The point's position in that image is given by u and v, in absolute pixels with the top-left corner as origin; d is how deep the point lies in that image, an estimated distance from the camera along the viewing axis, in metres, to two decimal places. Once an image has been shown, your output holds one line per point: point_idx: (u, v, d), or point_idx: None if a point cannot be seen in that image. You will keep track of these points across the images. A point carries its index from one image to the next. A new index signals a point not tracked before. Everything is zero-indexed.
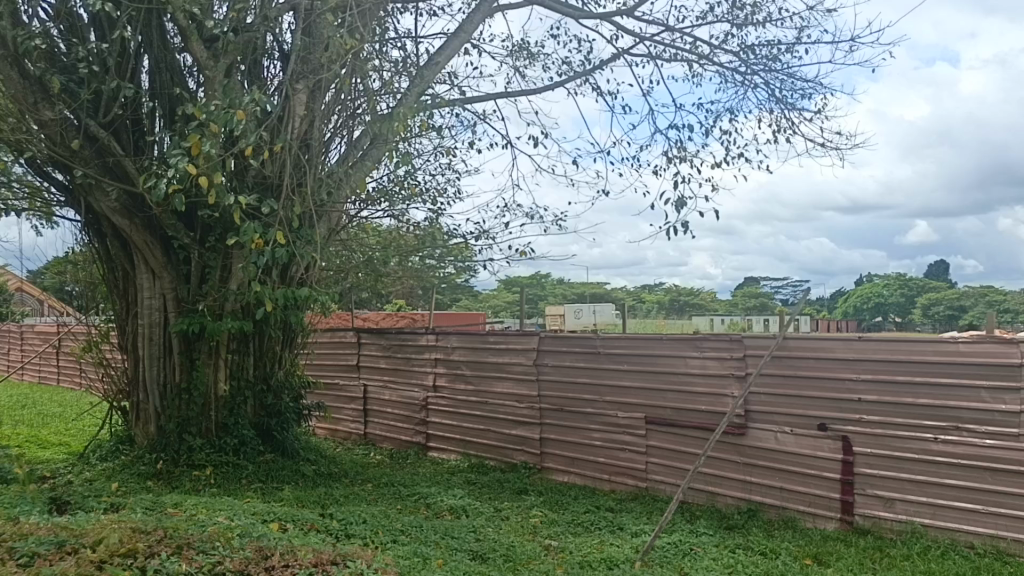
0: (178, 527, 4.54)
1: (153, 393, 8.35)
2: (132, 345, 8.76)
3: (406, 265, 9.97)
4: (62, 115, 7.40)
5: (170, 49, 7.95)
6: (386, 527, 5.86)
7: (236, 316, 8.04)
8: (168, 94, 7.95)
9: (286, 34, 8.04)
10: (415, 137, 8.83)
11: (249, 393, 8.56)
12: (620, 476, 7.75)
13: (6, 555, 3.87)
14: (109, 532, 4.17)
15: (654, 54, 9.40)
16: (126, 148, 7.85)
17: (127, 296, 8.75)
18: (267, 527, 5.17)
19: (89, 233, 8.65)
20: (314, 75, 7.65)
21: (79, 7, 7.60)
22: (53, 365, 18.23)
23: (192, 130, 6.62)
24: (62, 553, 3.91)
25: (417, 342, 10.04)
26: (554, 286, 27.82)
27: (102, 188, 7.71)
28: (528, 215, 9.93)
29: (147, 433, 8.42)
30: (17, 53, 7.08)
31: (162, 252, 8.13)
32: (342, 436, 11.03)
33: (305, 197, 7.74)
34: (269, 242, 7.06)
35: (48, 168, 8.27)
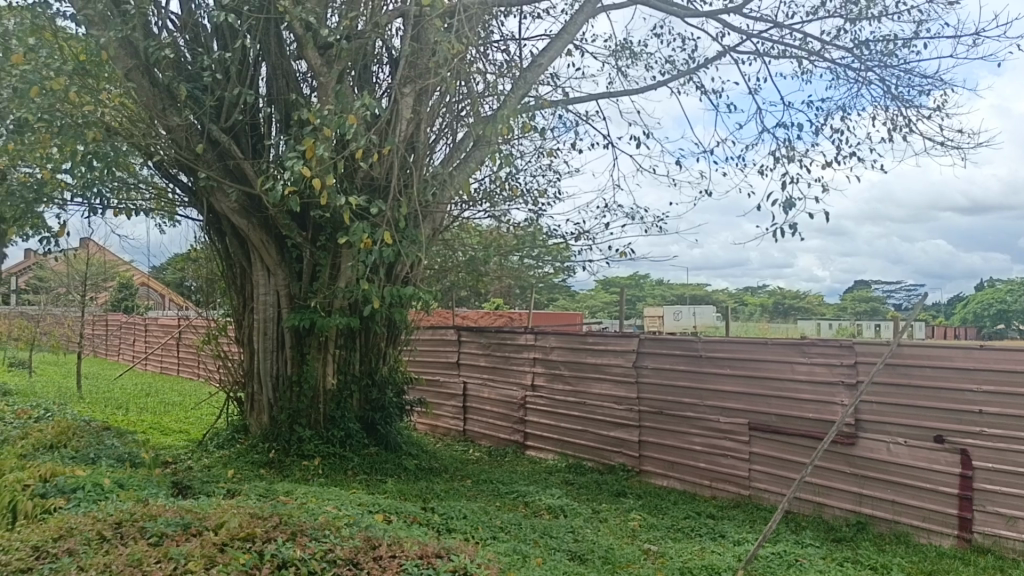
0: (291, 515, 4.75)
1: (266, 385, 8.73)
2: (247, 339, 9.18)
3: (506, 265, 10.08)
4: (188, 120, 7.84)
5: (287, 57, 8.31)
6: (485, 523, 5.96)
7: (344, 312, 8.34)
8: (284, 99, 8.32)
9: (395, 40, 8.26)
10: (517, 138, 8.91)
11: (355, 387, 8.87)
12: (721, 483, 7.63)
13: (138, 533, 4.15)
14: (230, 516, 4.40)
15: (762, 51, 9.19)
16: (245, 152, 8.25)
17: (244, 292, 9.19)
18: (372, 518, 5.34)
19: (210, 232, 9.14)
20: (421, 79, 7.82)
21: (204, 18, 8.04)
22: (174, 356, 19.33)
23: (307, 134, 6.88)
24: (186, 535, 4.16)
25: (516, 341, 10.13)
26: (654, 287, 27.50)
27: (223, 189, 8.13)
28: (630, 215, 9.88)
29: (260, 422, 8.80)
30: (148, 62, 7.56)
31: (276, 250, 8.51)
32: (443, 433, 11.25)
33: (412, 198, 7.93)
34: (377, 242, 7.28)
35: (174, 171, 8.78)
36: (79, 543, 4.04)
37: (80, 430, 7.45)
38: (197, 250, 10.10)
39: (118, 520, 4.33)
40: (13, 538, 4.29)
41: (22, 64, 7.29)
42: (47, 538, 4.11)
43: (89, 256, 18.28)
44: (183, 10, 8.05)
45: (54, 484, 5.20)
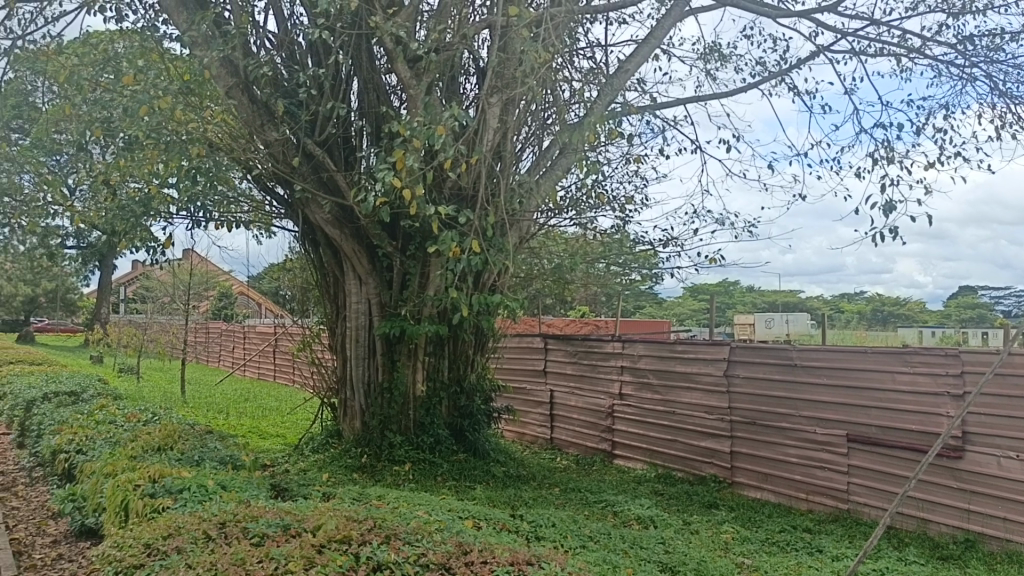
0: (385, 519, 4.84)
1: (358, 391, 8.92)
2: (340, 346, 9.41)
3: (593, 272, 10.04)
4: (285, 135, 8.07)
5: (377, 71, 8.52)
6: (574, 531, 5.94)
7: (433, 320, 8.48)
8: (375, 112, 8.54)
9: (482, 51, 8.37)
10: (603, 145, 8.88)
11: (444, 394, 8.99)
12: (818, 496, 7.39)
13: (241, 534, 4.30)
14: (327, 518, 4.52)
15: (858, 49, 8.90)
16: (338, 164, 8.49)
17: (337, 300, 9.43)
18: (462, 523, 5.40)
19: (305, 242, 9.43)
20: (508, 89, 7.87)
21: (299, 36, 8.32)
22: (271, 362, 20.03)
23: (397, 146, 7.02)
24: (286, 536, 4.29)
25: (602, 349, 10.07)
26: (744, 294, 26.90)
27: (317, 201, 8.38)
28: (719, 221, 9.72)
29: (353, 428, 9.00)
30: (248, 79, 7.86)
31: (368, 260, 8.70)
32: (529, 440, 11.27)
33: (499, 207, 8.00)
34: (465, 250, 7.36)
35: (271, 184, 9.10)
36: (186, 541, 4.22)
37: (186, 433, 7.78)
38: (293, 260, 10.44)
39: (222, 520, 4.50)
40: (126, 536, 4.51)
41: (133, 84, 7.72)
42: (157, 536, 4.32)
43: (192, 267, 19.12)
44: (280, 29, 8.36)
45: (163, 484, 5.45)
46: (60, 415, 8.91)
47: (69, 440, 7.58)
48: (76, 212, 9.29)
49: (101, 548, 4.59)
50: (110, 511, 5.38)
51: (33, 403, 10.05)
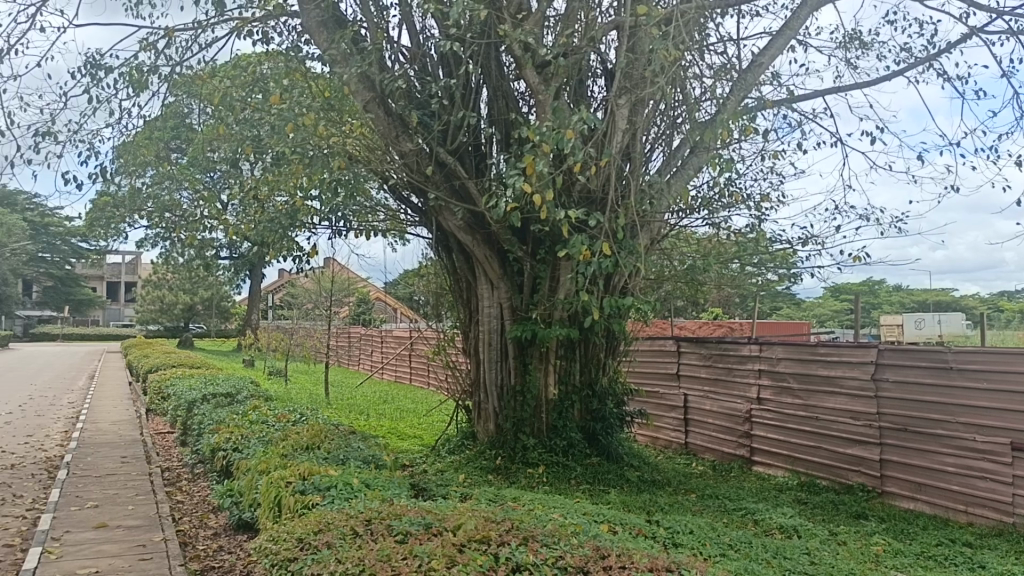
0: (523, 520, 4.90)
1: (492, 394, 9.06)
2: (473, 350, 9.59)
3: (727, 273, 9.78)
4: (419, 145, 8.32)
5: (506, 79, 8.64)
6: (713, 539, 5.80)
7: (564, 323, 8.52)
8: (504, 119, 8.66)
9: (609, 52, 8.33)
10: (737, 142, 8.63)
11: (576, 397, 9.01)
12: (978, 508, 6.87)
13: (386, 531, 4.46)
14: (467, 518, 4.62)
15: (1018, 28, 8.27)
16: (469, 171, 8.64)
17: (470, 305, 9.61)
18: (599, 527, 5.38)
19: (439, 249, 9.67)
20: (637, 89, 7.80)
21: (431, 49, 8.56)
22: (407, 365, 20.67)
23: (527, 151, 7.08)
24: (428, 534, 4.41)
25: (739, 352, 9.80)
26: (890, 293, 25.47)
27: (450, 209, 8.58)
28: (863, 216, 9.25)
29: (487, 430, 9.14)
30: (383, 93, 8.15)
31: (499, 264, 8.83)
32: (664, 445, 11.09)
33: (630, 209, 7.93)
34: (596, 253, 7.35)
35: (405, 193, 9.41)
36: (335, 536, 4.42)
37: (332, 433, 8.14)
38: (428, 266, 10.72)
39: (367, 517, 4.69)
40: (280, 530, 4.77)
41: (278, 103, 8.17)
42: (308, 531, 4.55)
43: (334, 275, 20.01)
44: (412, 43, 8.62)
45: (312, 482, 5.72)
46: (218, 415, 9.55)
47: (226, 439, 8.10)
48: (229, 224, 9.92)
49: (258, 541, 4.87)
50: (265, 506, 5.70)
51: (195, 403, 10.80)
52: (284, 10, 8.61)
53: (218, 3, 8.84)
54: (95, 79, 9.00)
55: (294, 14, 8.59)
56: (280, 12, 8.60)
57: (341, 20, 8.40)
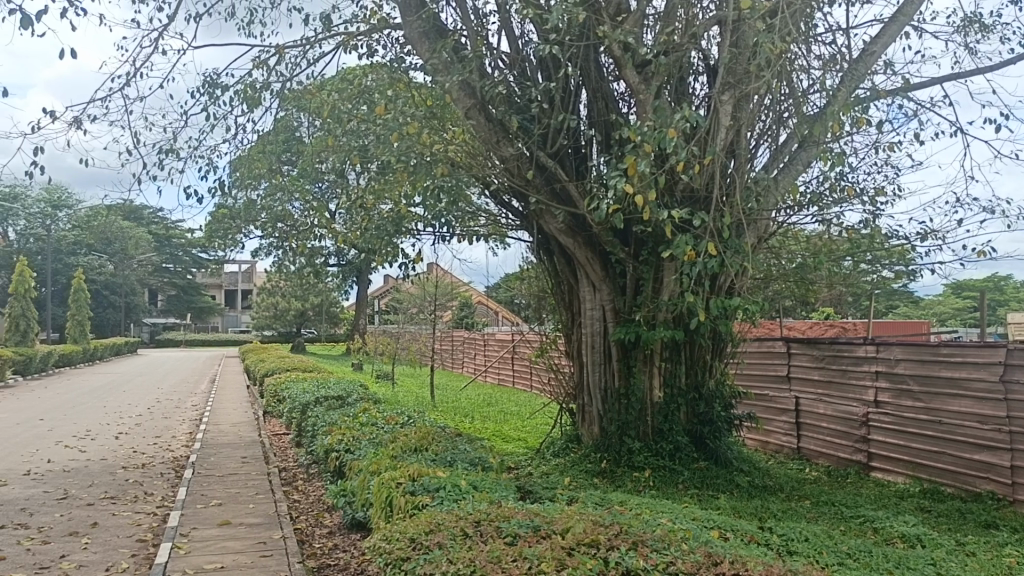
0: (631, 525, 4.84)
1: (596, 397, 9.01)
2: (576, 353, 9.55)
3: (839, 270, 9.40)
4: (519, 150, 8.38)
5: (605, 80, 8.60)
6: (830, 547, 5.59)
7: (669, 325, 8.39)
8: (604, 120, 8.62)
9: (711, 48, 8.17)
10: (848, 134, 8.30)
11: (682, 400, 8.78)
12: None
13: (496, 532, 4.50)
14: (575, 522, 4.61)
15: None
16: (570, 174, 8.64)
17: (572, 307, 9.60)
18: (709, 533, 5.26)
19: (540, 252, 9.69)
20: (741, 85, 7.61)
21: (530, 53, 8.60)
22: (510, 368, 20.80)
23: (628, 152, 7.01)
24: (537, 536, 4.42)
25: (854, 354, 9.43)
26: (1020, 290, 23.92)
27: (551, 212, 8.60)
28: (988, 208, 8.72)
29: (591, 433, 9.10)
30: (484, 99, 8.24)
31: (601, 266, 8.78)
32: (774, 450, 10.74)
33: (735, 207, 7.74)
34: (700, 253, 7.21)
35: (506, 198, 9.48)
36: (446, 537, 4.50)
37: (439, 435, 8.27)
38: (529, 269, 10.76)
39: (477, 518, 4.75)
40: (393, 530, 4.88)
41: (383, 114, 8.40)
42: (420, 531, 4.64)
43: (437, 279, 20.33)
44: (511, 48, 8.68)
45: (421, 483, 5.84)
46: (330, 417, 9.88)
47: (339, 440, 8.38)
48: (337, 233, 10.26)
49: (372, 540, 5.01)
50: (378, 506, 5.85)
51: (308, 405, 11.22)
52: (387, 23, 8.84)
53: (325, 20, 9.17)
54: (213, 97, 9.49)
55: (396, 27, 8.82)
56: (383, 25, 8.83)
57: (442, 30, 8.56)
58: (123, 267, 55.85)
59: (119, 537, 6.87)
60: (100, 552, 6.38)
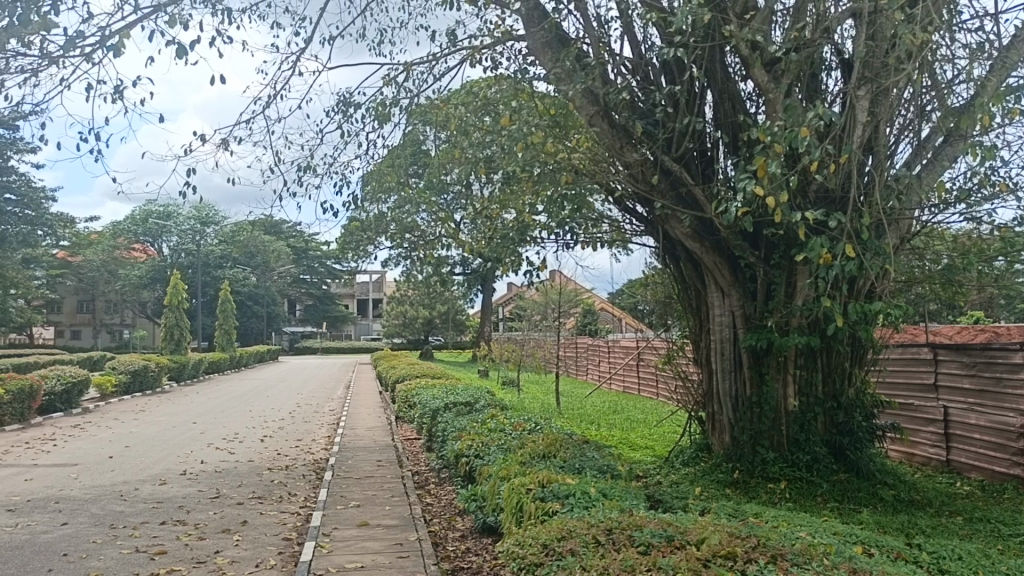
0: (769, 537, 4.70)
1: (726, 405, 8.78)
2: (705, 360, 9.35)
3: (990, 272, 8.79)
4: (644, 155, 8.30)
5: (732, 80, 8.43)
6: (987, 568, 5.23)
7: (804, 331, 8.10)
8: (732, 121, 8.44)
9: (845, 42, 7.84)
10: (999, 126, 7.76)
11: (820, 409, 8.43)
12: None
13: (628, 541, 4.48)
14: (710, 533, 4.52)
15: None
16: (696, 177, 8.50)
17: (700, 313, 9.40)
18: (851, 548, 5.03)
19: (666, 259, 9.56)
20: (879, 79, 7.27)
21: (653, 58, 8.51)
22: (636, 375, 20.60)
23: (758, 153, 6.81)
24: (671, 547, 4.36)
25: (1009, 360, 8.78)
26: None
27: (677, 217, 8.49)
28: None
29: (722, 442, 8.87)
30: (608, 106, 8.21)
31: (730, 271, 8.58)
32: (921, 462, 10.14)
33: (875, 207, 7.37)
34: (837, 256, 6.91)
35: (631, 203, 9.42)
36: (579, 544, 4.50)
37: (567, 442, 8.28)
38: (654, 275, 10.61)
39: (608, 526, 4.73)
40: (525, 535, 4.93)
41: (508, 124, 8.53)
42: (552, 538, 4.67)
43: (561, 286, 20.35)
44: (634, 53, 8.62)
45: (552, 489, 5.87)
46: (459, 422, 10.09)
47: (469, 445, 8.54)
48: (464, 243, 10.47)
49: (506, 544, 5.07)
50: (508, 511, 5.93)
51: (438, 411, 11.50)
52: (511, 35, 8.98)
53: (450, 36, 9.41)
54: (346, 115, 9.91)
55: (519, 38, 8.94)
56: (506, 38, 8.98)
57: (565, 39, 8.59)
58: (264, 278, 59.03)
59: (267, 534, 7.26)
60: (250, 549, 6.77)
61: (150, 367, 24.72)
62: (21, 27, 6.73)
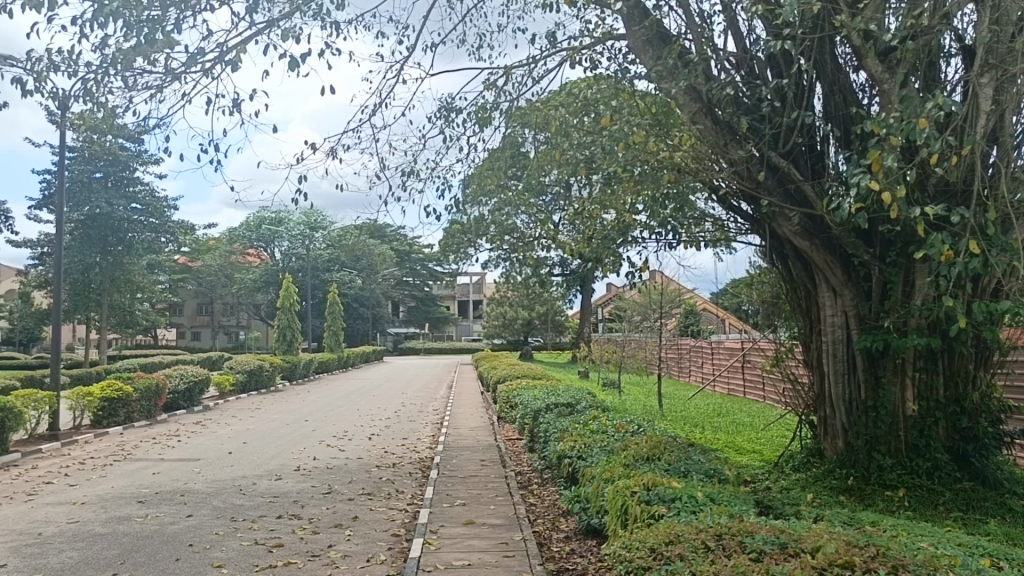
0: (889, 547, 4.50)
1: (839, 409, 8.46)
2: (816, 362, 9.04)
3: None
4: (750, 152, 8.10)
5: (842, 71, 8.15)
6: None
7: (923, 332, 7.76)
8: (843, 114, 8.16)
9: (967, 27, 7.45)
10: None
11: (941, 414, 8.03)
12: None
13: (739, 547, 4.38)
14: (825, 541, 4.36)
15: None
16: (804, 173, 8.24)
17: (810, 314, 9.10)
18: (980, 560, 4.76)
19: (773, 258, 9.30)
20: (1004, 65, 6.85)
21: (759, 52, 8.30)
22: (741, 377, 20.12)
23: (871, 147, 6.55)
24: (784, 555, 4.24)
25: None
26: None
27: (785, 214, 8.25)
28: None
29: (835, 447, 8.55)
30: (711, 102, 8.05)
31: (842, 270, 8.27)
32: None
33: (1001, 201, 6.97)
34: (960, 253, 6.56)
35: (736, 202, 9.21)
36: (688, 549, 4.44)
37: (671, 445, 8.17)
38: (759, 275, 10.34)
39: (718, 532, 4.63)
40: (632, 538, 4.89)
41: (609, 125, 8.49)
42: (660, 541, 4.61)
43: (662, 286, 20.05)
44: (739, 48, 8.42)
45: (657, 492, 5.80)
46: (562, 423, 10.09)
47: (571, 446, 8.54)
48: (564, 243, 10.47)
49: (612, 547, 5.04)
50: (614, 513, 5.91)
51: (540, 412, 11.54)
52: (611, 34, 8.93)
53: (550, 38, 9.44)
54: (448, 120, 10.08)
55: (620, 37, 8.88)
56: (607, 37, 8.93)
57: (666, 36, 8.47)
58: (369, 280, 60.65)
59: (376, 530, 7.47)
60: (361, 544, 6.97)
61: (265, 367, 25.81)
62: (148, 46, 7.17)
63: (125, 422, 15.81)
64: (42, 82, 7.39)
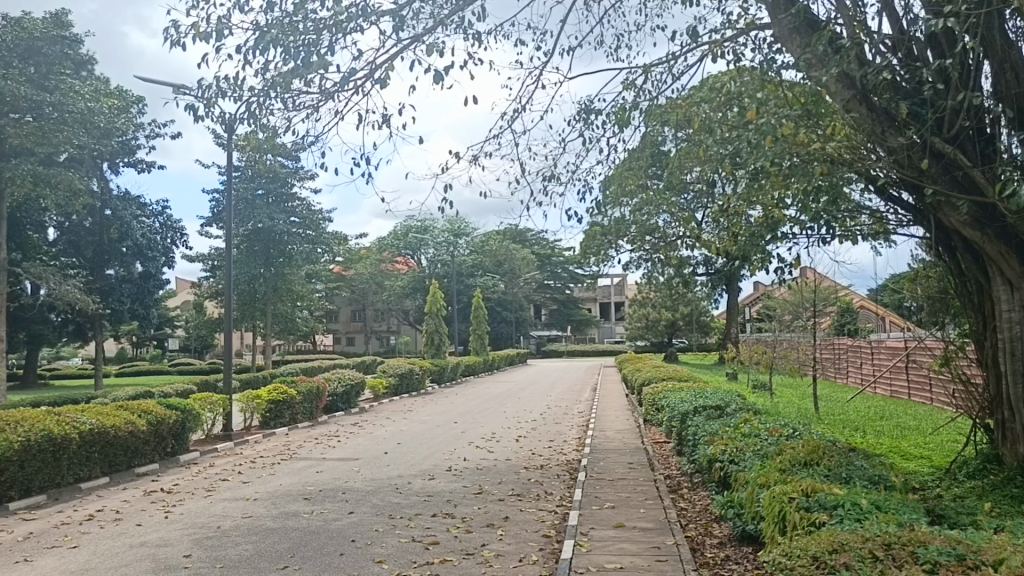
0: None
1: (1020, 413, 7.79)
2: (992, 361, 8.38)
3: None
4: (911, 139, 7.59)
5: (1014, 46, 7.53)
6: None
7: None
8: (1016, 93, 7.53)
9: None
10: None
11: None
12: None
13: (912, 558, 4.12)
14: (1010, 554, 4.04)
15: None
16: (973, 158, 7.71)
17: (983, 309, 8.43)
18: None
19: (939, 250, 8.66)
20: None
21: (918, 33, 7.81)
22: (905, 378, 19.00)
23: None
24: (963, 567, 3.96)
25: None
26: None
27: (952, 203, 7.65)
28: None
29: (1016, 454, 7.89)
30: (866, 89, 7.58)
31: (1019, 262, 7.59)
32: None
33: None
34: None
35: (895, 192, 8.70)
36: (853, 558, 4.22)
37: (830, 449, 7.80)
38: (922, 269, 9.73)
39: (886, 541, 4.38)
40: (792, 545, 4.69)
41: (755, 119, 8.24)
42: (823, 550, 4.39)
43: (814, 283, 19.16)
44: (895, 30, 7.96)
45: (817, 499, 5.57)
46: (711, 427, 9.83)
47: (722, 450, 8.32)
48: (708, 242, 10.26)
49: (770, 554, 4.85)
50: (770, 519, 5.71)
51: (688, 414, 11.34)
52: (754, 25, 8.65)
53: (690, 33, 9.26)
54: (587, 122, 10.10)
55: (764, 27, 8.58)
56: (750, 28, 8.66)
57: (815, 23, 8.11)
58: (512, 285, 61.51)
59: (528, 531, 7.56)
60: (513, 543, 7.08)
61: (415, 371, 26.77)
62: (304, 68, 7.60)
63: (289, 423, 16.81)
64: (212, 107, 7.98)
